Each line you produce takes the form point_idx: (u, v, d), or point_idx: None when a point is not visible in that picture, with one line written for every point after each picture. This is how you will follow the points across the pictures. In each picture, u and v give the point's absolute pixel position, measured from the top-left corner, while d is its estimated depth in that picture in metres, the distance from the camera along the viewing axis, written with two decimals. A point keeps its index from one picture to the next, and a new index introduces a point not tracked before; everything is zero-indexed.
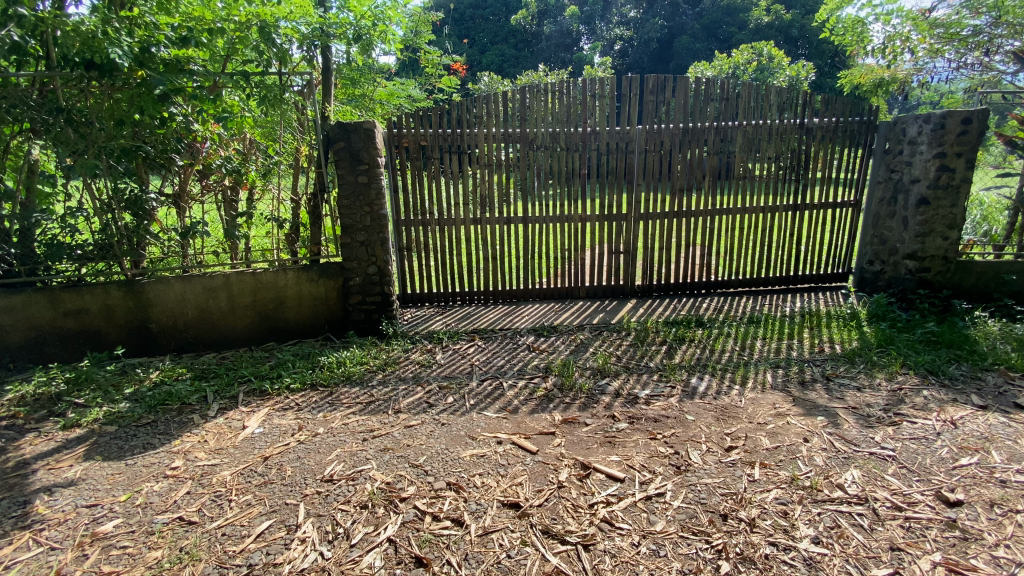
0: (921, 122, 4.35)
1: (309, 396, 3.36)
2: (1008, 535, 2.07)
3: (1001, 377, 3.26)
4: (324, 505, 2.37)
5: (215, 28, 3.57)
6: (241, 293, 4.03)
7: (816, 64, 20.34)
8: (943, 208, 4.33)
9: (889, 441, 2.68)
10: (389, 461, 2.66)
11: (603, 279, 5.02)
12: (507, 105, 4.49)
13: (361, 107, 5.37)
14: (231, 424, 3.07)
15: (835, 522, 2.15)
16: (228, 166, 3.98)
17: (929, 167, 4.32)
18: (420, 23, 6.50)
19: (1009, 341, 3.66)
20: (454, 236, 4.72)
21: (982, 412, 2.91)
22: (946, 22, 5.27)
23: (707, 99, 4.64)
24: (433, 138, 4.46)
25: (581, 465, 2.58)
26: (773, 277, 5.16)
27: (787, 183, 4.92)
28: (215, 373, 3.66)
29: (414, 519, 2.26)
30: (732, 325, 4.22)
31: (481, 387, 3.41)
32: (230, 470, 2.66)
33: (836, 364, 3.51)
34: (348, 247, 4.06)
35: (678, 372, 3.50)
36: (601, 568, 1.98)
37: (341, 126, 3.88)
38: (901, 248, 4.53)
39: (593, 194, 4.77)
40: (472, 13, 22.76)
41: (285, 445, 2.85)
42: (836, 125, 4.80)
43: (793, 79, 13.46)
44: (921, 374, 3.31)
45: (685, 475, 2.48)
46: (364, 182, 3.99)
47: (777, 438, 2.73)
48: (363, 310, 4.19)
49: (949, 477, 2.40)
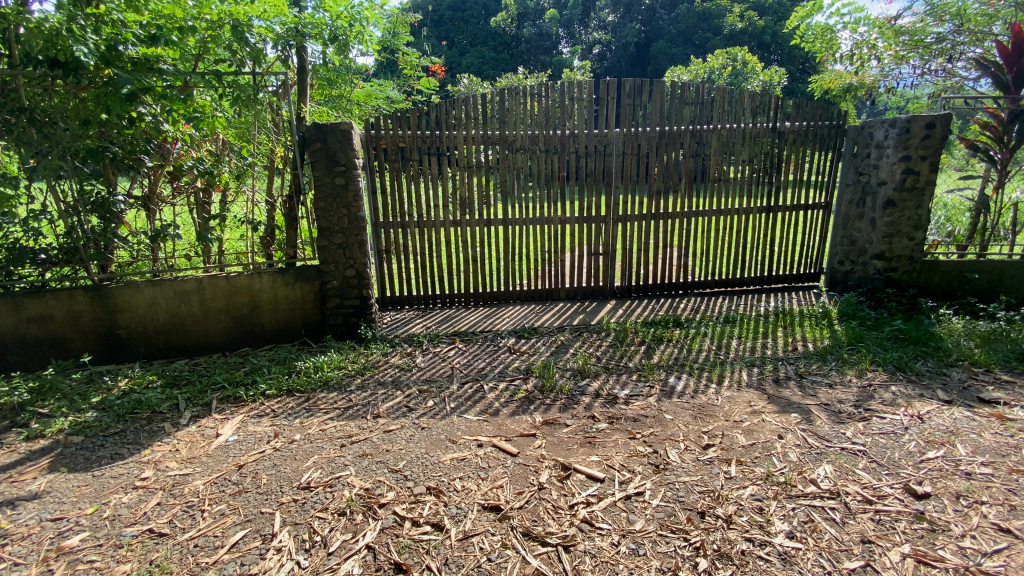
0: (888, 127, 4.50)
1: (285, 401, 3.30)
2: (973, 526, 2.14)
3: (965, 373, 3.38)
4: (301, 513, 2.32)
5: (186, 26, 3.43)
6: (215, 298, 3.94)
7: (788, 70, 20.88)
8: (909, 209, 4.45)
9: (860, 436, 2.75)
10: (368, 467, 2.63)
11: (583, 280, 5.06)
12: (487, 106, 4.48)
13: (337, 108, 5.36)
14: (204, 432, 2.99)
15: (809, 516, 2.20)
16: (200, 167, 3.88)
17: (895, 169, 4.44)
18: (398, 24, 6.47)
19: (972, 337, 3.80)
20: (434, 238, 4.70)
21: (948, 407, 3.00)
22: (911, 30, 5.45)
23: (683, 103, 4.71)
24: (412, 140, 4.43)
25: (562, 466, 2.59)
26: (748, 277, 5.27)
27: (761, 185, 5.01)
28: (188, 380, 3.57)
29: (393, 524, 2.24)
30: (709, 325, 4.29)
31: (462, 390, 3.40)
32: (203, 479, 2.59)
33: (809, 362, 3.59)
34: (326, 250, 4.01)
35: (657, 371, 3.54)
36: (581, 569, 1.99)
37: (317, 127, 3.82)
38: (870, 248, 4.67)
39: (573, 196, 4.79)
40: (451, 16, 22.95)
41: (261, 452, 2.79)
42: (807, 128, 4.93)
43: (766, 85, 13.76)
44: (890, 371, 3.41)
45: (663, 474, 2.50)
46: (342, 184, 3.94)
47: (753, 435, 2.77)
48: (341, 314, 4.13)
49: (917, 470, 2.47)
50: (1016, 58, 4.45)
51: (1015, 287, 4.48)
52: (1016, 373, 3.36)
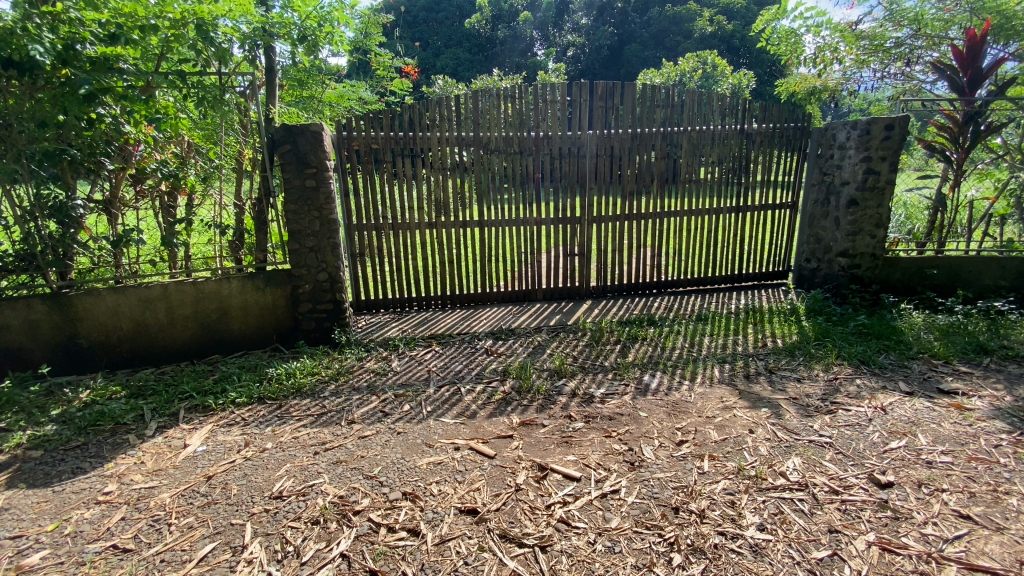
0: (850, 128, 4.64)
1: (256, 409, 3.22)
2: (934, 513, 2.21)
3: (926, 365, 3.50)
4: (273, 523, 2.27)
5: (148, 25, 3.31)
6: (181, 304, 3.82)
7: (756, 73, 21.41)
8: (870, 209, 4.61)
9: (826, 429, 2.83)
10: (342, 474, 2.58)
11: (560, 280, 5.08)
12: (460, 108, 4.46)
13: (308, 109, 5.28)
14: (171, 443, 2.90)
15: (778, 508, 2.25)
16: (164, 169, 3.76)
17: (857, 169, 4.59)
18: (371, 25, 6.42)
19: (932, 331, 3.95)
20: (409, 241, 4.66)
21: (909, 398, 3.11)
22: (870, 34, 5.70)
23: (654, 105, 4.78)
24: (385, 141, 4.39)
25: (539, 466, 2.59)
26: (720, 275, 5.38)
27: (731, 186, 5.12)
28: (154, 390, 3.45)
29: (368, 532, 2.20)
30: (682, 323, 4.36)
31: (439, 394, 3.38)
32: (170, 492, 2.50)
33: (778, 357, 3.69)
34: (297, 254, 3.93)
35: (632, 370, 3.58)
36: (558, 569, 1.99)
37: (286, 128, 3.75)
38: (835, 246, 4.82)
39: (548, 198, 4.81)
40: (425, 17, 22.93)
41: (231, 462, 2.72)
42: (773, 129, 5.06)
43: (736, 88, 14.08)
44: (855, 364, 3.52)
45: (638, 471, 2.53)
46: (313, 186, 3.88)
47: (725, 431, 2.83)
48: (313, 318, 4.06)
49: (881, 460, 2.56)
50: (971, 61, 4.63)
51: (971, 282, 4.62)
52: (972, 364, 3.50)
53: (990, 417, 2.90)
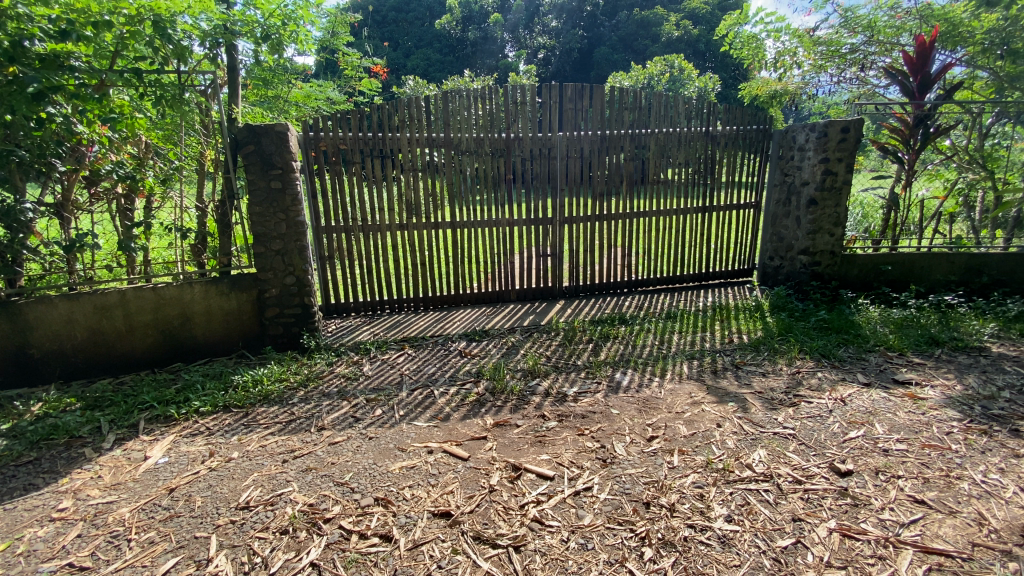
0: (808, 131, 4.80)
1: (221, 418, 3.13)
2: (891, 499, 2.31)
3: (882, 357, 3.66)
4: (239, 534, 2.20)
5: (102, 22, 3.12)
6: (141, 311, 3.68)
7: (722, 77, 21.94)
8: (829, 208, 4.78)
9: (790, 421, 2.92)
10: (312, 482, 2.53)
11: (533, 281, 5.10)
12: (431, 110, 4.44)
13: (273, 109, 5.18)
14: (130, 456, 2.78)
15: (745, 499, 2.31)
16: (121, 171, 3.62)
17: (816, 171, 4.77)
18: (338, 24, 6.34)
19: (887, 324, 4.13)
20: (380, 243, 4.60)
21: (867, 390, 3.24)
22: (827, 40, 5.84)
23: (622, 108, 4.85)
24: (354, 142, 4.33)
25: (512, 467, 2.59)
26: (688, 274, 5.50)
27: (697, 186, 5.24)
28: (111, 401, 3.30)
29: (339, 539, 2.16)
30: (652, 321, 4.44)
31: (412, 397, 3.34)
32: (129, 506, 2.41)
33: (744, 353, 3.79)
34: (262, 257, 3.83)
35: (604, 368, 3.62)
36: (532, 569, 1.99)
37: (250, 129, 3.66)
38: (796, 244, 4.99)
39: (519, 199, 4.83)
40: (395, 18, 22.78)
41: (195, 473, 2.63)
42: (737, 132, 5.20)
43: (702, 91, 14.43)
44: (816, 358, 3.65)
45: (611, 468, 2.56)
46: (278, 188, 3.79)
47: (694, 425, 2.89)
48: (281, 324, 3.96)
49: (841, 449, 2.66)
50: (920, 66, 4.88)
51: (923, 277, 4.84)
52: (925, 355, 3.68)
53: (942, 405, 3.04)
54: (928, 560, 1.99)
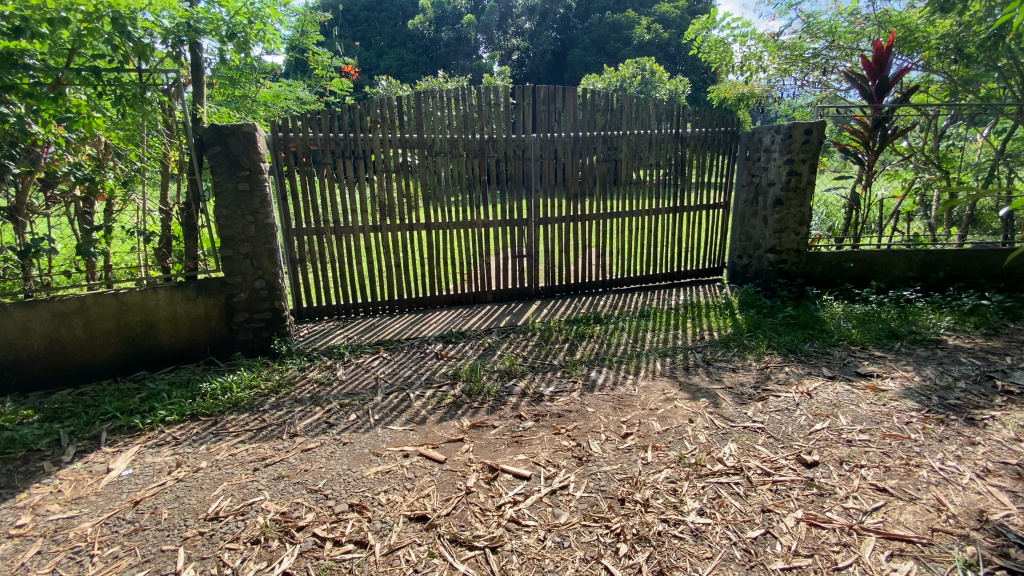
0: (774, 133, 4.94)
1: (188, 427, 3.04)
2: (855, 487, 2.40)
3: (846, 351, 3.79)
4: (208, 546, 2.14)
5: (59, 18, 3.02)
6: (102, 318, 3.55)
7: (692, 80, 22.38)
8: (794, 208, 4.94)
9: (759, 415, 3.00)
10: (284, 490, 2.48)
11: (509, 282, 5.11)
12: (403, 110, 4.40)
13: (241, 109, 5.07)
14: (92, 468, 2.68)
15: (716, 493, 2.37)
16: (79, 173, 3.42)
17: (781, 171, 4.91)
18: (307, 23, 6.23)
19: (850, 319, 4.28)
20: (353, 245, 4.54)
21: (832, 383, 3.36)
22: (790, 45, 6.03)
23: (594, 110, 4.90)
24: (324, 142, 4.26)
25: (489, 468, 2.59)
26: (661, 273, 5.59)
27: (669, 187, 5.34)
28: (71, 412, 3.17)
29: (313, 547, 2.13)
30: (626, 320, 4.50)
31: (387, 401, 3.31)
32: (92, 521, 2.31)
33: (715, 349, 3.88)
34: (230, 261, 3.74)
35: (580, 367, 3.66)
36: (508, 569, 2.00)
37: (216, 129, 3.57)
38: (764, 243, 5.12)
39: (494, 201, 4.83)
40: (367, 17, 22.54)
41: (161, 484, 2.55)
42: (706, 134, 5.31)
43: (673, 93, 14.73)
44: (783, 353, 3.77)
45: (587, 466, 2.59)
46: (246, 189, 3.70)
47: (667, 421, 2.94)
48: (250, 329, 3.87)
49: (807, 441, 2.75)
50: (878, 70, 5.05)
51: (883, 273, 5.03)
52: (885, 348, 3.83)
53: (901, 396, 3.18)
54: (890, 545, 2.07)
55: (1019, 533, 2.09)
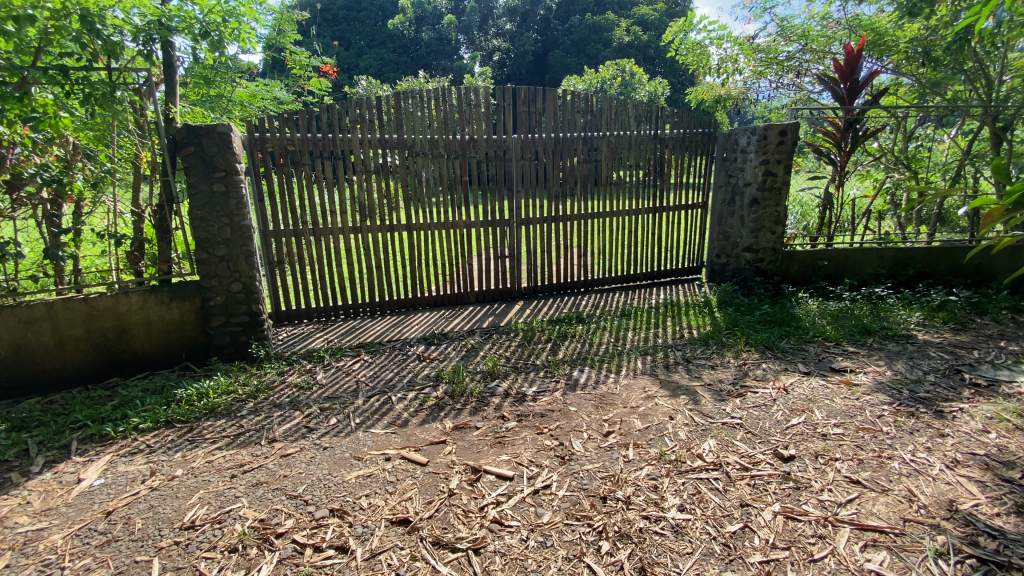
0: (750, 134, 5.04)
1: (163, 435, 2.97)
2: (830, 480, 2.46)
3: (821, 347, 3.88)
4: (184, 555, 2.09)
5: (25, 15, 2.91)
6: (71, 324, 3.44)
7: (671, 82, 22.64)
8: (769, 208, 5.04)
9: (737, 411, 3.06)
10: (263, 496, 2.44)
11: (491, 282, 5.11)
12: (383, 111, 4.36)
13: (217, 109, 4.97)
14: (62, 479, 2.59)
15: (696, 488, 2.40)
16: (45, 175, 3.30)
17: (757, 172, 5.00)
18: (284, 22, 6.14)
19: (825, 316, 4.39)
20: (332, 247, 4.49)
21: (807, 378, 3.44)
22: (765, 48, 6.15)
23: (574, 111, 4.93)
24: (302, 143, 4.21)
25: (472, 469, 2.59)
26: (641, 272, 5.65)
27: (649, 187, 5.40)
28: (39, 421, 3.07)
29: (292, 554, 2.09)
30: (608, 319, 4.53)
31: (368, 404, 3.28)
32: (62, 533, 2.24)
33: (694, 347, 3.94)
34: (206, 264, 3.67)
35: (562, 367, 3.67)
36: (491, 569, 2.00)
37: (189, 129, 3.50)
38: (741, 242, 5.22)
39: (476, 202, 4.83)
40: (346, 16, 22.31)
41: (135, 494, 2.48)
42: (684, 135, 5.39)
43: (652, 95, 14.91)
44: (761, 350, 3.84)
45: (569, 464, 2.60)
46: (222, 191, 3.63)
47: (648, 419, 2.98)
48: (227, 333, 3.80)
49: (784, 436, 2.80)
50: (849, 73, 5.17)
51: (856, 271, 5.16)
52: (858, 344, 3.93)
53: (873, 390, 3.27)
54: (864, 536, 2.13)
55: (986, 521, 2.17)
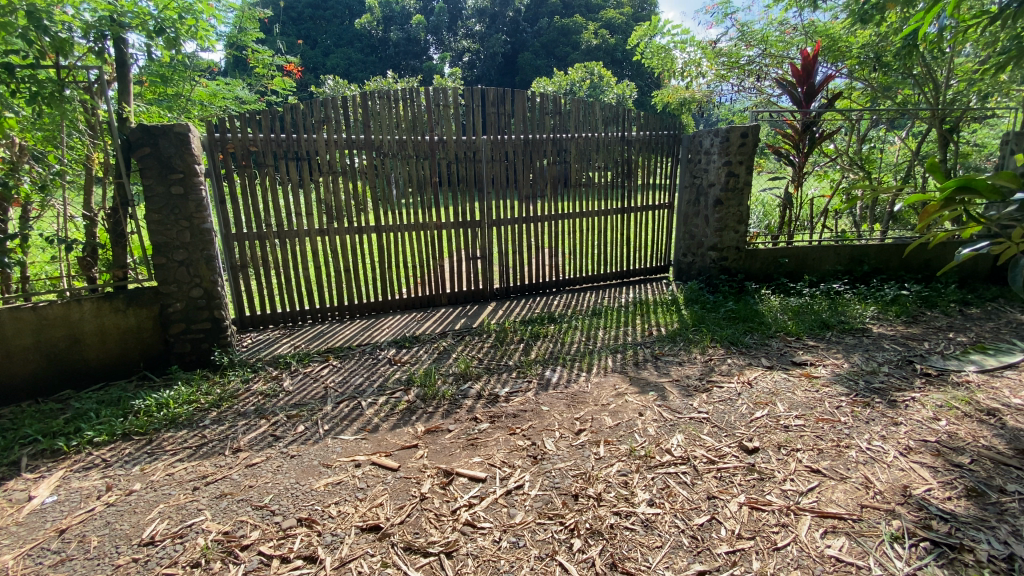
0: (713, 136, 5.17)
1: (120, 448, 2.84)
2: (791, 470, 2.55)
3: (783, 342, 4.02)
4: (143, 573, 2.01)
5: None
6: (18, 335, 3.26)
7: (639, 84, 23.02)
8: (733, 207, 5.18)
9: (704, 406, 3.14)
10: (227, 508, 2.36)
11: (463, 284, 5.09)
12: (349, 111, 4.29)
13: (174, 109, 4.80)
14: (10, 497, 2.46)
15: (665, 483, 2.45)
16: None
17: (720, 172, 5.14)
18: (246, 20, 5.99)
19: (786, 311, 4.54)
20: (299, 250, 4.40)
21: (770, 372, 3.55)
22: (727, 52, 6.35)
23: (543, 113, 4.96)
24: (265, 143, 4.11)
25: (444, 473, 2.57)
26: (611, 272, 5.74)
27: (617, 188, 5.49)
28: None
29: (259, 566, 2.04)
30: (579, 319, 4.58)
31: (338, 410, 3.22)
32: (10, 554, 2.12)
33: (663, 344, 4.02)
34: (164, 269, 3.54)
35: (534, 367, 3.69)
36: (463, 571, 1.99)
37: (145, 129, 3.36)
38: (706, 241, 5.35)
39: (447, 203, 4.81)
40: (311, 15, 21.86)
41: (90, 510, 2.37)
42: (651, 137, 5.49)
43: (620, 98, 15.16)
44: (726, 345, 3.95)
45: (541, 464, 2.62)
46: (180, 193, 3.51)
47: (618, 416, 3.02)
48: (188, 340, 3.67)
49: (748, 429, 2.89)
50: (805, 78, 5.36)
51: (815, 268, 5.36)
52: (818, 338, 4.08)
53: (831, 381, 3.40)
54: (824, 523, 2.21)
55: (938, 505, 2.28)
